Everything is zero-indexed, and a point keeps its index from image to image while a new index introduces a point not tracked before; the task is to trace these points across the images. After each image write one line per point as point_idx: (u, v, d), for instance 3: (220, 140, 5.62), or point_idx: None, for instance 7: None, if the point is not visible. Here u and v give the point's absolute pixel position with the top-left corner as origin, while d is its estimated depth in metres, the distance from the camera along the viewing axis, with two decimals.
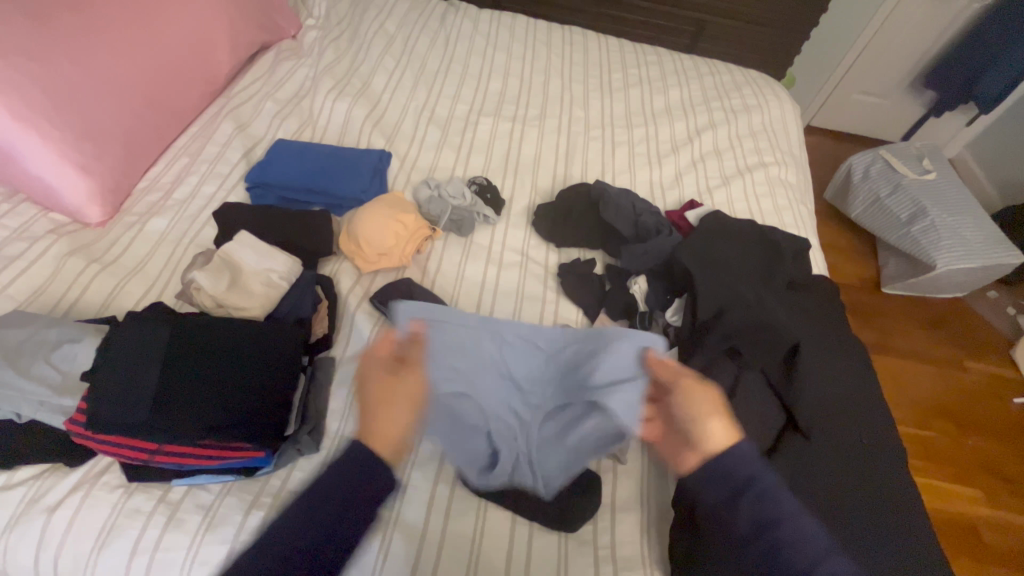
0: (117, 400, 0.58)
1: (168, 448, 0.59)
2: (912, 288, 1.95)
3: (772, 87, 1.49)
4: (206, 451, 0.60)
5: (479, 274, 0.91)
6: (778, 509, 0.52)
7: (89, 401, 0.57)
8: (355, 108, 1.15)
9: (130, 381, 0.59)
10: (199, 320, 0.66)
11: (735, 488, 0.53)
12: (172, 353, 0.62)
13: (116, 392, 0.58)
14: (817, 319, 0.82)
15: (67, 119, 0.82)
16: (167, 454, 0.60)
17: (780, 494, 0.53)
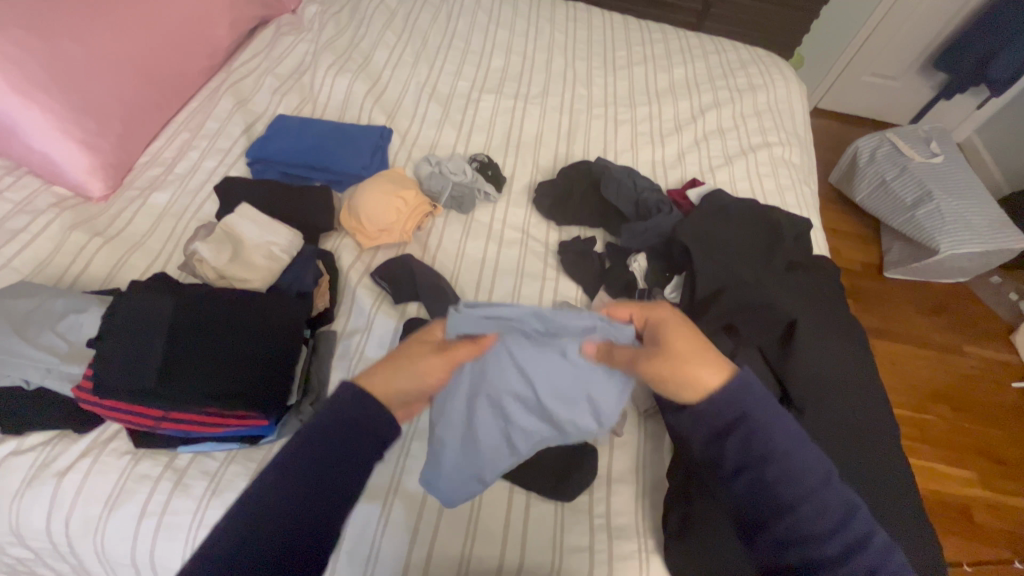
0: (124, 367, 0.59)
1: (174, 415, 0.61)
2: (911, 273, 1.96)
3: (779, 66, 1.46)
4: (212, 419, 0.61)
5: (479, 251, 0.92)
6: (766, 445, 0.44)
7: (97, 368, 0.58)
8: (356, 84, 1.14)
9: (135, 348, 0.59)
10: (205, 292, 0.67)
11: (718, 424, 0.46)
12: (178, 324, 0.62)
13: (121, 359, 0.59)
14: (815, 298, 0.82)
15: (67, 93, 0.82)
16: (172, 422, 0.61)
17: (765, 436, 0.44)
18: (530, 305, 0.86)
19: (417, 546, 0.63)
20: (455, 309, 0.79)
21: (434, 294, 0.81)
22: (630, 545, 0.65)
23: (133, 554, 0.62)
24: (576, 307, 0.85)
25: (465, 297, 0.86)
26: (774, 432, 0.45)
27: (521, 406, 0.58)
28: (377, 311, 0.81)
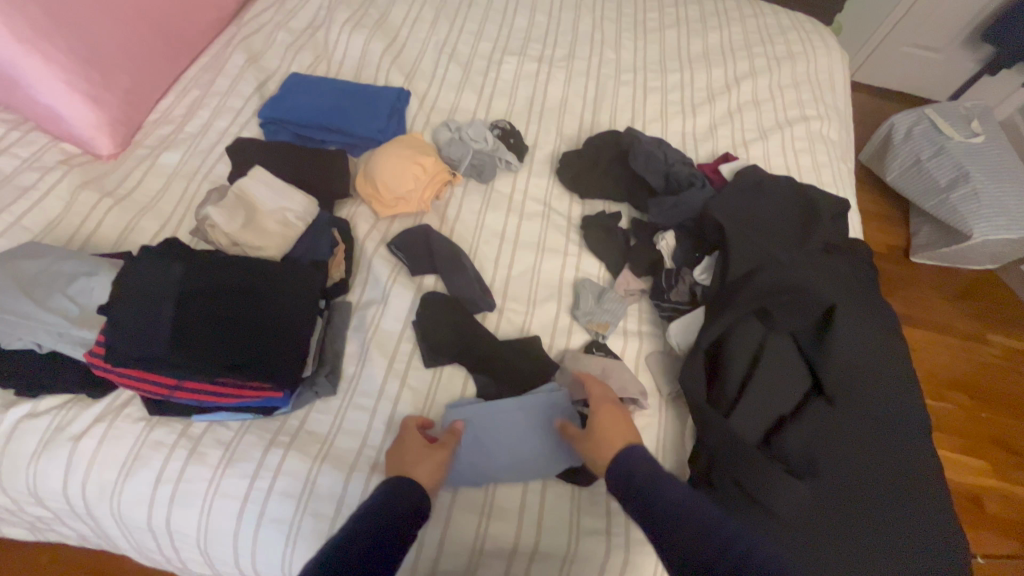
0: (137, 332, 0.57)
1: (189, 382, 0.59)
2: (940, 258, 1.88)
3: (820, 32, 1.37)
4: (228, 387, 0.60)
5: (499, 223, 0.88)
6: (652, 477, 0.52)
7: (108, 336, 0.57)
8: (373, 41, 1.08)
9: (148, 314, 0.58)
10: (218, 258, 0.64)
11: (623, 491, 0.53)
12: (191, 290, 0.60)
13: (134, 324, 0.57)
14: (853, 282, 0.77)
15: (71, 42, 0.79)
16: (188, 389, 0.59)
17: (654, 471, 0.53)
18: (551, 282, 0.83)
19: (434, 522, 0.63)
20: (474, 284, 0.77)
21: (453, 268, 0.79)
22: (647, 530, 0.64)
23: (149, 520, 0.62)
24: (598, 285, 0.82)
25: (484, 271, 0.83)
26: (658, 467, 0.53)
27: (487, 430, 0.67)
28: (393, 283, 0.78)
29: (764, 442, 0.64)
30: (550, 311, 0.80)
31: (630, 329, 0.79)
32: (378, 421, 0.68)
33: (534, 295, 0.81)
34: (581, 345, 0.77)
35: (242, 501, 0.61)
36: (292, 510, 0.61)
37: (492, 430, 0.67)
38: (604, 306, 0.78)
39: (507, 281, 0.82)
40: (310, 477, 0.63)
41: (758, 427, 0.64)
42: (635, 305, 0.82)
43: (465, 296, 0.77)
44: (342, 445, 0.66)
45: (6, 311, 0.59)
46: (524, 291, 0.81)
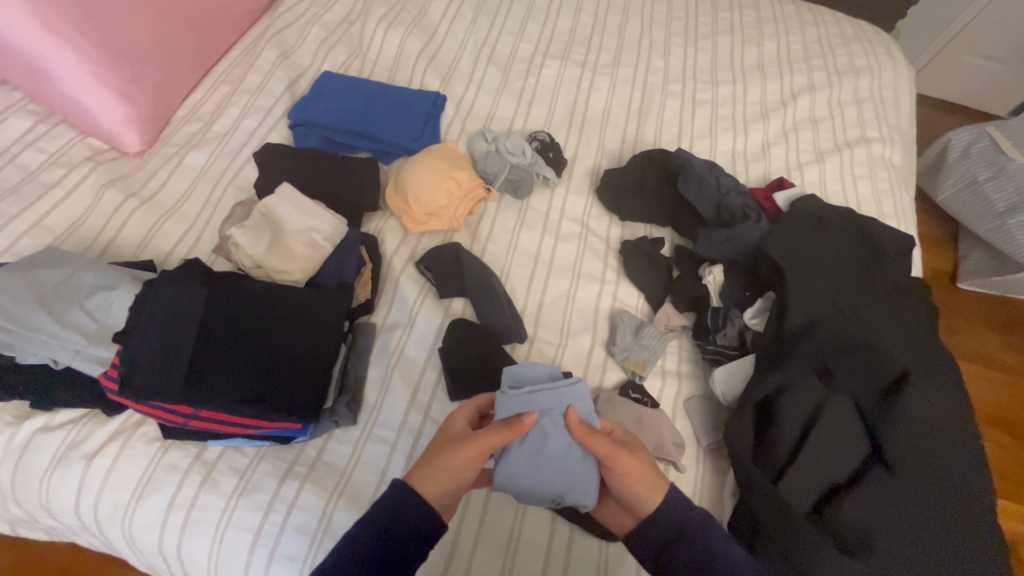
0: (154, 358, 0.54)
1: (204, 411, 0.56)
2: (991, 286, 1.77)
3: (886, 44, 1.27)
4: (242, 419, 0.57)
5: (534, 244, 0.83)
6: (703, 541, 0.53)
7: (123, 366, 0.54)
8: (409, 40, 1.03)
9: (166, 340, 0.55)
10: (241, 281, 0.61)
11: (665, 538, 0.54)
12: (210, 316, 0.57)
13: (151, 350, 0.54)
14: (923, 336, 0.70)
15: (101, 34, 0.76)
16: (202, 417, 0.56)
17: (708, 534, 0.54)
18: (586, 311, 0.78)
19: (454, 569, 0.59)
20: (505, 313, 0.72)
21: (484, 293, 0.74)
22: None
23: (160, 546, 0.60)
24: (636, 318, 0.77)
25: (515, 296, 0.78)
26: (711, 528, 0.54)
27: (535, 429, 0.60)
28: (420, 307, 0.74)
29: (815, 511, 0.59)
30: (584, 344, 0.75)
31: (668, 370, 0.74)
32: (398, 455, 0.64)
33: (568, 325, 0.76)
34: (615, 384, 0.72)
35: (255, 534, 0.59)
36: (305, 547, 0.58)
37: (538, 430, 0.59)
38: (642, 343, 0.73)
39: (540, 308, 0.77)
40: (325, 513, 0.60)
41: (810, 493, 0.59)
42: (676, 341, 0.76)
43: (496, 325, 0.72)
44: (360, 479, 0.63)
45: (22, 326, 0.56)
46: (557, 320, 0.77)
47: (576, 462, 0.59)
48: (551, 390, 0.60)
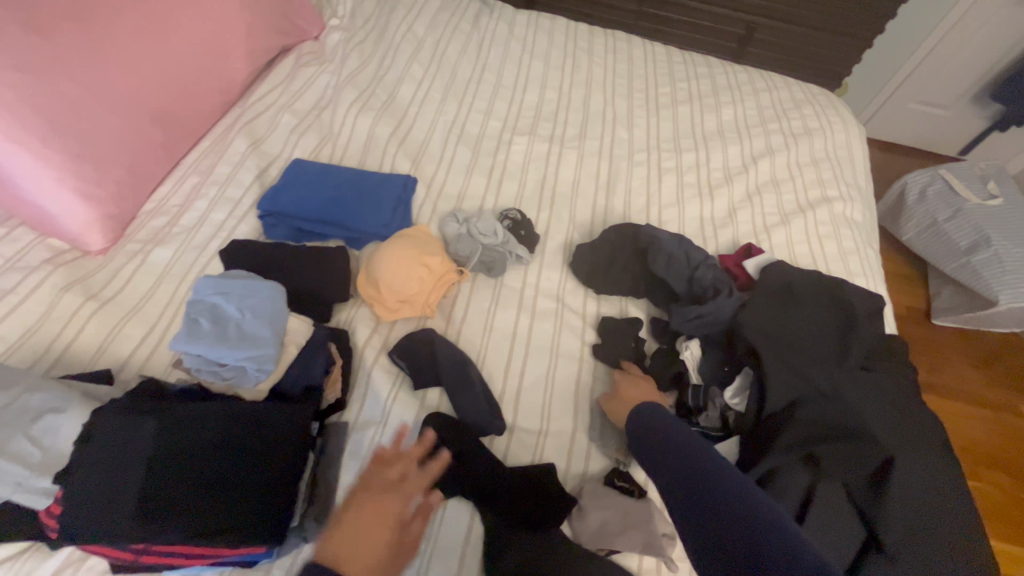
0: (208, 455, 0.53)
1: (173, 512, 0.50)
2: (964, 322, 1.84)
3: (835, 104, 1.35)
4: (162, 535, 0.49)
5: (509, 324, 0.82)
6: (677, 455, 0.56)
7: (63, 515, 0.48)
8: (379, 124, 1.06)
9: (244, 443, 0.55)
10: (222, 399, 0.58)
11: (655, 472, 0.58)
12: (165, 452, 0.51)
13: (222, 447, 0.54)
14: (905, 404, 0.70)
15: (67, 141, 0.75)
16: (145, 523, 0.49)
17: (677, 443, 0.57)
18: (566, 393, 0.76)
19: None
20: (482, 407, 0.70)
21: (460, 382, 0.72)
22: None
23: None
24: None
25: (493, 381, 0.76)
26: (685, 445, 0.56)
27: (219, 321, 0.62)
28: (394, 400, 0.72)
29: None
30: (566, 430, 0.73)
31: None
32: None
33: (548, 408, 0.74)
34: (600, 472, 0.70)
35: None
36: None
37: (235, 320, 0.62)
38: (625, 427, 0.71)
39: (518, 393, 0.75)
40: None
41: None
42: None
43: (473, 418, 0.70)
44: None
45: None
46: (536, 405, 0.75)
47: (255, 347, 0.60)
48: (248, 283, 0.65)
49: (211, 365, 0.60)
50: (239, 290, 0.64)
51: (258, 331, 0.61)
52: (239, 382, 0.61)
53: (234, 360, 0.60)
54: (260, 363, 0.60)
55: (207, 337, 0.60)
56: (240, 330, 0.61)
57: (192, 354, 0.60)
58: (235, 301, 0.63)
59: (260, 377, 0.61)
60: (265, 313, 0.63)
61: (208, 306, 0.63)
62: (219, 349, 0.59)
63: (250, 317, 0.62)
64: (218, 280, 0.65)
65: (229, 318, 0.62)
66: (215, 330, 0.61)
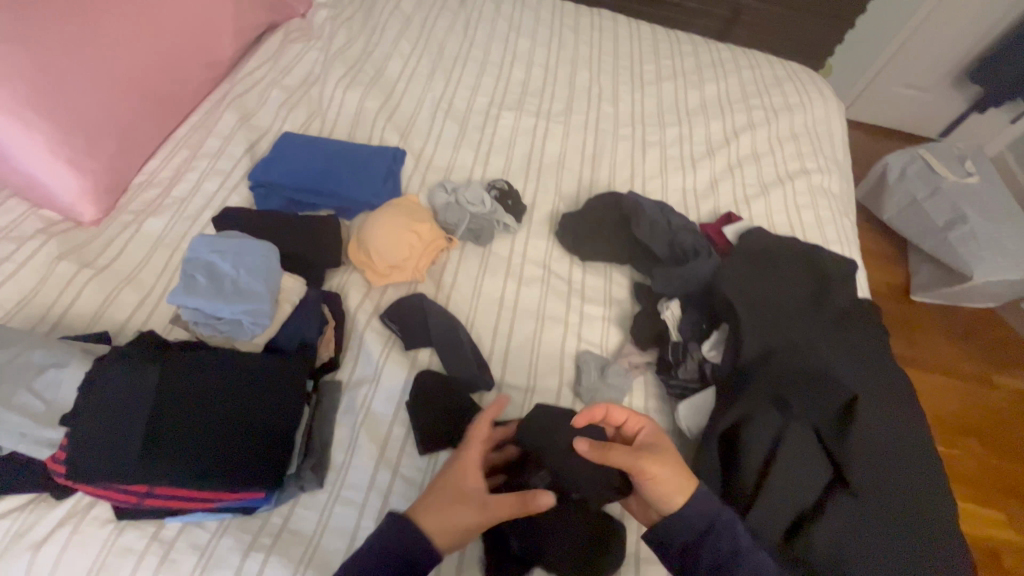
0: (212, 406, 0.56)
1: (184, 458, 0.53)
2: (940, 297, 1.90)
3: (815, 82, 1.38)
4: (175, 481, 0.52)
5: (497, 290, 0.85)
6: (734, 542, 0.55)
7: (70, 453, 0.50)
8: (368, 99, 1.07)
9: (244, 395, 0.57)
10: (216, 351, 0.60)
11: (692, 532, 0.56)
12: (165, 403, 0.54)
13: (224, 397, 0.56)
14: (872, 358, 0.74)
15: (58, 112, 0.76)
16: (157, 470, 0.52)
17: (737, 529, 0.56)
18: (552, 354, 0.79)
19: None
20: (471, 362, 0.73)
21: (450, 342, 0.75)
22: None
23: None
24: (600, 357, 0.78)
25: (481, 342, 0.79)
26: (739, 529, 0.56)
27: (216, 277, 0.64)
28: (386, 360, 0.74)
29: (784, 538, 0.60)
30: (552, 387, 0.76)
31: (636, 407, 0.74)
32: (368, 518, 0.63)
33: (535, 367, 0.77)
34: None
35: None
36: None
37: (231, 276, 0.64)
38: (608, 383, 0.74)
39: (506, 354, 0.78)
40: None
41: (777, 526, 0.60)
42: (641, 378, 0.77)
43: (462, 375, 0.72)
44: (329, 546, 0.61)
45: None
46: (523, 364, 0.78)
47: (252, 302, 0.63)
48: (243, 241, 0.67)
49: (210, 319, 0.63)
50: (235, 248, 0.66)
51: (254, 287, 0.64)
52: (238, 335, 0.64)
53: (232, 315, 0.63)
54: (257, 318, 0.63)
55: (204, 293, 0.62)
56: (237, 287, 0.64)
57: (191, 308, 0.63)
58: (231, 258, 0.65)
59: (257, 331, 0.64)
60: (260, 270, 0.65)
61: (204, 263, 0.65)
62: (217, 304, 0.62)
63: (246, 274, 0.65)
64: (213, 238, 0.67)
65: (225, 275, 0.64)
66: (212, 285, 0.63)
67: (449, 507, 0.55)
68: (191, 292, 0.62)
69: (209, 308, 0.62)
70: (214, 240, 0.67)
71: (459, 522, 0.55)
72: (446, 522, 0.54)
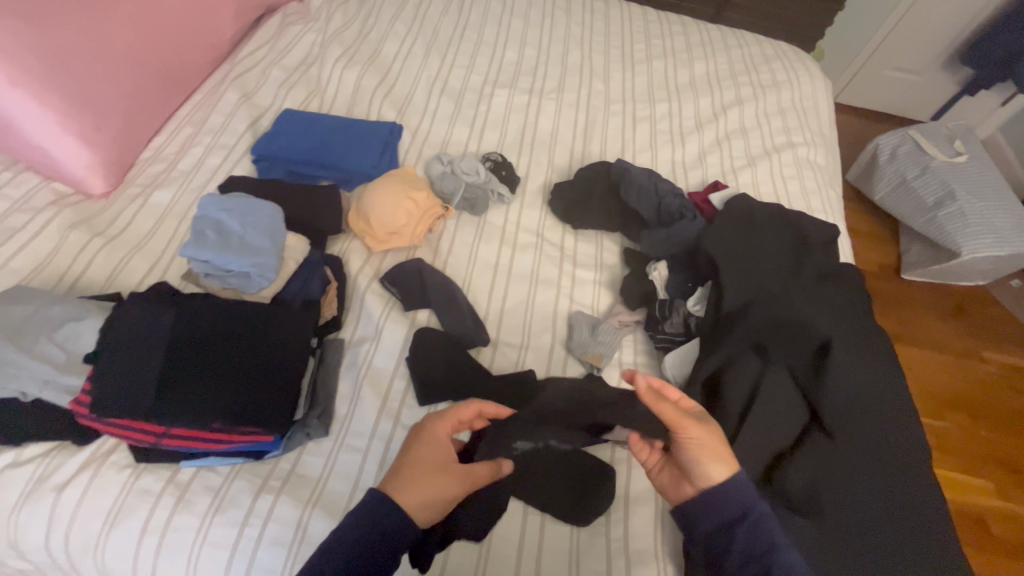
0: (224, 351, 0.61)
1: (196, 397, 0.58)
2: (930, 275, 1.94)
3: (803, 60, 1.41)
4: (190, 417, 0.57)
5: (492, 256, 0.88)
6: (768, 537, 0.54)
7: (94, 388, 0.56)
8: (365, 78, 1.10)
9: (255, 341, 0.63)
10: (226, 303, 0.65)
11: (725, 519, 0.55)
12: (178, 345, 0.59)
13: (236, 343, 0.62)
14: (850, 314, 0.77)
15: (68, 88, 0.79)
16: (172, 407, 0.57)
17: (772, 526, 0.55)
18: (545, 314, 0.83)
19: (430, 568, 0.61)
20: (467, 320, 0.77)
21: (447, 303, 0.78)
22: (649, 570, 0.63)
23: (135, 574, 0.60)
24: (591, 317, 0.82)
25: (477, 304, 0.83)
26: (774, 526, 0.55)
27: (223, 233, 0.69)
28: (386, 319, 0.78)
29: (765, 476, 0.64)
30: (545, 345, 0.79)
31: (625, 361, 0.78)
32: (371, 463, 0.67)
33: (528, 327, 0.81)
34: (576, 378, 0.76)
35: (230, 550, 0.60)
36: (282, 559, 0.60)
37: (237, 233, 0.69)
38: (599, 339, 0.77)
39: (501, 314, 0.82)
40: (301, 523, 0.61)
41: (757, 464, 0.64)
42: (630, 336, 0.81)
43: (459, 333, 0.76)
44: (334, 488, 0.64)
45: None
46: (518, 324, 0.81)
47: (256, 257, 0.68)
48: (247, 201, 0.72)
49: (217, 271, 0.68)
50: (240, 207, 0.71)
51: (258, 243, 0.69)
52: (244, 287, 0.69)
53: (239, 268, 0.68)
54: (262, 270, 0.68)
55: (212, 246, 0.68)
56: (242, 242, 0.69)
57: (200, 260, 0.68)
58: (237, 216, 0.70)
59: (263, 283, 0.69)
60: (263, 228, 0.70)
61: (213, 221, 0.70)
62: (224, 257, 0.67)
63: (251, 231, 0.70)
64: (219, 197, 0.71)
65: (231, 231, 0.69)
66: (219, 240, 0.68)
67: (428, 480, 0.54)
68: (199, 246, 0.68)
69: (216, 261, 0.68)
70: (219, 198, 0.71)
71: (441, 493, 0.54)
72: (424, 496, 0.53)
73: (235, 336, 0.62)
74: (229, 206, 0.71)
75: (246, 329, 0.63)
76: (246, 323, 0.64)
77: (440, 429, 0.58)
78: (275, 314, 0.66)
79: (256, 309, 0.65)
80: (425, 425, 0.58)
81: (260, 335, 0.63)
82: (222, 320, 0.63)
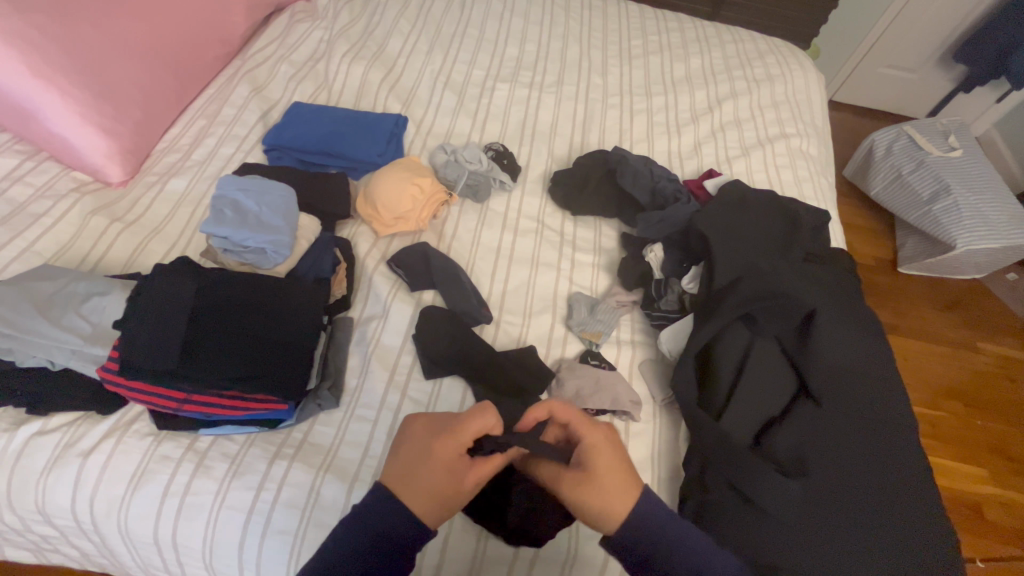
0: (241, 322, 0.65)
1: (215, 363, 0.62)
2: (925, 269, 1.97)
3: (796, 54, 1.45)
4: (210, 384, 0.62)
5: (494, 240, 0.91)
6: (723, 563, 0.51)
7: (123, 352, 0.60)
8: (371, 72, 1.14)
9: (269, 313, 0.67)
10: (243, 277, 0.69)
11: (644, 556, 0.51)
12: (199, 314, 0.64)
13: (252, 315, 0.66)
14: (835, 291, 0.81)
15: (88, 80, 0.83)
16: (194, 372, 0.61)
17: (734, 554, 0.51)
18: (545, 295, 0.86)
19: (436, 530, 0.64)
20: (471, 299, 0.80)
21: (451, 283, 0.81)
22: None
23: (156, 535, 0.63)
24: (590, 297, 0.84)
25: (480, 284, 0.86)
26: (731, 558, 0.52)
27: (241, 212, 0.74)
28: (393, 298, 0.81)
29: (755, 442, 0.67)
30: (545, 323, 0.82)
31: (623, 339, 0.81)
32: (379, 432, 0.69)
33: (530, 307, 0.84)
34: (575, 354, 0.80)
35: (247, 512, 0.63)
36: (296, 520, 0.63)
37: (253, 212, 0.74)
38: (597, 317, 0.81)
39: (503, 295, 0.85)
40: (314, 487, 0.64)
41: (747, 430, 0.67)
42: (628, 315, 0.84)
43: (463, 311, 0.79)
44: (344, 456, 0.67)
45: (20, 331, 0.61)
46: (519, 304, 0.84)
47: (272, 234, 0.73)
48: (263, 184, 0.77)
49: (234, 247, 0.73)
50: (258, 189, 0.77)
51: (274, 221, 0.74)
52: (259, 263, 0.74)
53: (255, 245, 0.73)
54: (276, 247, 0.73)
55: (230, 222, 0.72)
56: (259, 220, 0.74)
57: (219, 237, 0.73)
58: (253, 196, 0.75)
59: (276, 259, 0.74)
60: (278, 208, 0.76)
61: (230, 201, 0.75)
62: (241, 233, 0.72)
63: (266, 210, 0.75)
64: (237, 180, 0.77)
65: (248, 210, 0.74)
66: (237, 218, 0.73)
67: (436, 494, 0.51)
68: (218, 224, 0.72)
69: (235, 237, 0.72)
70: (236, 180, 0.77)
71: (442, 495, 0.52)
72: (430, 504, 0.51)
73: (251, 308, 0.67)
74: (249, 187, 0.77)
75: (260, 302, 0.67)
76: (261, 296, 0.68)
77: (449, 446, 0.53)
78: (288, 289, 0.70)
79: (271, 283, 0.70)
80: (432, 437, 0.53)
81: (274, 307, 0.68)
82: (238, 293, 0.67)
